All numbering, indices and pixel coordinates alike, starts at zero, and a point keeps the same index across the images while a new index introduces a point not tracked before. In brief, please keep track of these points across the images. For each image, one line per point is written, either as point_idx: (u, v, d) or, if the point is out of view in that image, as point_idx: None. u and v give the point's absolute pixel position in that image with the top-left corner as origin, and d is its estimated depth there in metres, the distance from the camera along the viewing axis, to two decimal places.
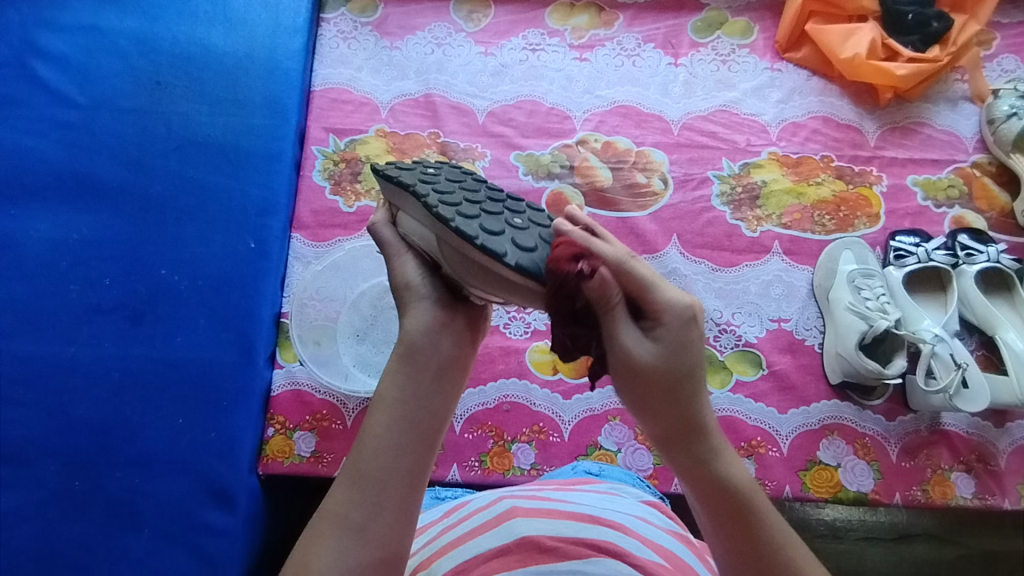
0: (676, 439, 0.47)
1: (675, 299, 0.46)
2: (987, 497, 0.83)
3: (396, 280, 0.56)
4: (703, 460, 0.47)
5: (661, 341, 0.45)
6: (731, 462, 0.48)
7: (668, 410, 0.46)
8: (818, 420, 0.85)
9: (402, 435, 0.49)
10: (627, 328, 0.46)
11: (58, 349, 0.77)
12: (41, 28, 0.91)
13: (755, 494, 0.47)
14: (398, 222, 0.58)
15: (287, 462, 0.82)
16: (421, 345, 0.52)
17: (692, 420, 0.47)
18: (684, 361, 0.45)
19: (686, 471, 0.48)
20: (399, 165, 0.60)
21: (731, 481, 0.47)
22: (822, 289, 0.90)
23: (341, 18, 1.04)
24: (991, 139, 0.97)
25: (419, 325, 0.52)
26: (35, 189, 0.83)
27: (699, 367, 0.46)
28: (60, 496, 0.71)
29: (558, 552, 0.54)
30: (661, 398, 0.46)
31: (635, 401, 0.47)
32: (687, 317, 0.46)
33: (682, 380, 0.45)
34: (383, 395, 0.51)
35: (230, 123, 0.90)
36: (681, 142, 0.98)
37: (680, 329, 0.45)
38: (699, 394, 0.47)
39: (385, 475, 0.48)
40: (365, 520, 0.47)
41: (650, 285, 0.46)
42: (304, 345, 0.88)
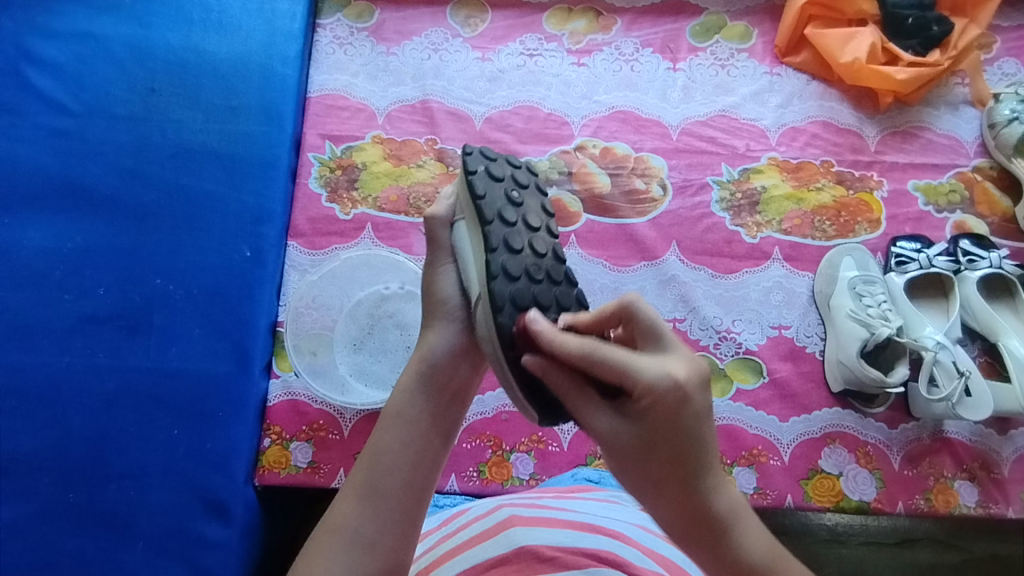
0: (688, 527, 0.48)
1: (664, 376, 0.46)
2: (990, 505, 0.82)
3: (435, 288, 0.60)
4: (718, 541, 0.48)
5: (648, 418, 0.47)
6: (749, 535, 0.48)
7: (674, 492, 0.48)
8: (819, 428, 0.84)
9: (413, 449, 0.54)
10: (601, 406, 0.49)
11: (52, 359, 0.76)
12: (35, 35, 0.90)
13: (778, 565, 0.48)
14: (459, 230, 0.59)
15: (284, 473, 0.81)
16: (439, 364, 0.57)
17: (701, 503, 0.48)
18: (679, 432, 0.46)
19: (706, 557, 0.48)
20: (490, 168, 0.58)
21: (754, 554, 0.48)
22: (823, 296, 0.90)
23: (337, 24, 1.03)
24: (993, 143, 0.96)
25: (439, 346, 0.58)
26: (28, 198, 0.82)
27: (700, 435, 0.47)
28: (53, 508, 0.70)
29: (558, 562, 0.53)
30: (664, 479, 0.47)
31: (639, 487, 0.49)
32: (671, 387, 0.46)
33: (679, 460, 0.47)
34: (396, 412, 0.56)
35: (225, 131, 0.89)
36: (681, 147, 0.97)
37: (670, 407, 0.46)
38: (705, 469, 0.48)
39: (394, 487, 0.52)
40: (375, 535, 0.50)
41: (628, 366, 0.46)
42: (300, 355, 0.87)
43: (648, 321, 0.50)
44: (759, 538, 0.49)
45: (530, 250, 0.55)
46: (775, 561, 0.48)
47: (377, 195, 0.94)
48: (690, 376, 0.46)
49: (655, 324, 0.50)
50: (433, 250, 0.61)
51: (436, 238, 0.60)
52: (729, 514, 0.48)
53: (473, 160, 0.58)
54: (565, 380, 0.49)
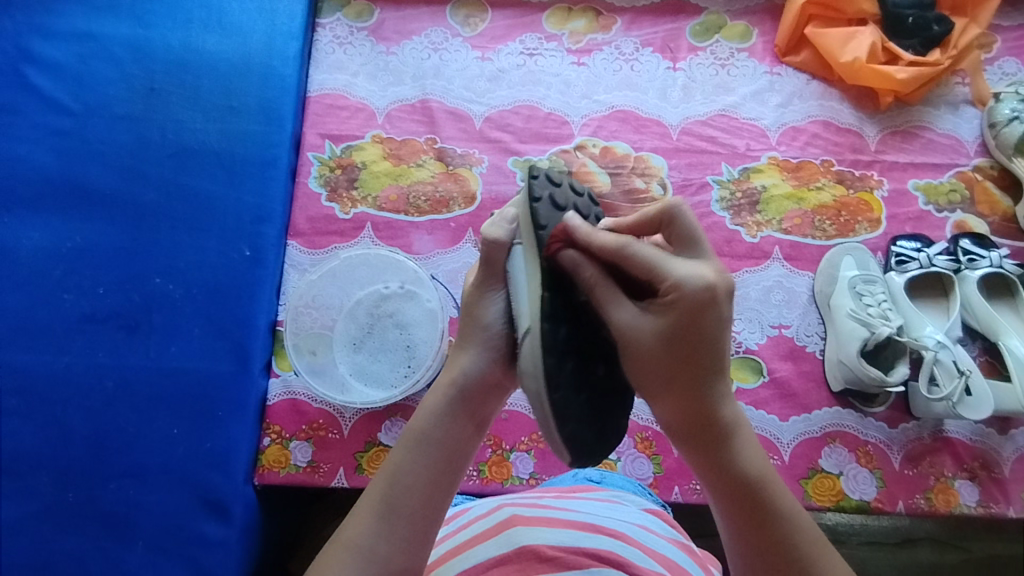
0: (689, 424, 0.50)
1: (693, 279, 0.47)
2: (991, 505, 0.82)
3: (480, 313, 0.56)
4: (715, 440, 0.50)
5: (672, 317, 0.47)
6: (746, 446, 0.50)
7: (682, 390, 0.49)
8: (820, 428, 0.84)
9: (434, 473, 0.52)
10: (624, 303, 0.49)
11: (52, 358, 0.76)
12: (36, 35, 0.90)
13: (770, 478, 0.50)
14: (514, 255, 0.55)
15: (283, 472, 0.81)
16: (468, 386, 0.55)
17: (705, 403, 0.49)
18: (699, 334, 0.47)
19: (699, 454, 0.51)
20: (555, 194, 0.54)
21: (744, 466, 0.50)
22: (823, 295, 0.89)
23: (337, 23, 1.03)
24: (993, 142, 0.96)
25: (472, 366, 0.55)
26: (29, 198, 0.82)
27: (718, 343, 0.48)
28: (53, 508, 0.70)
29: (559, 562, 0.53)
30: (677, 375, 0.49)
31: (647, 381, 0.50)
32: (701, 292, 0.46)
33: (691, 363, 0.48)
34: (421, 432, 0.54)
35: (225, 130, 0.89)
36: (681, 147, 0.97)
37: (695, 309, 0.46)
38: (714, 375, 0.49)
39: (412, 510, 0.50)
40: (387, 553, 0.49)
41: (658, 265, 0.47)
42: (300, 355, 0.87)
43: (688, 224, 0.50)
44: (755, 449, 0.51)
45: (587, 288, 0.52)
46: (765, 477, 0.50)
47: (377, 195, 0.94)
48: (720, 283, 0.47)
49: (694, 232, 0.50)
50: (484, 273, 0.57)
51: (489, 260, 0.56)
52: (728, 420, 0.50)
53: (540, 182, 0.54)
54: (594, 273, 0.50)
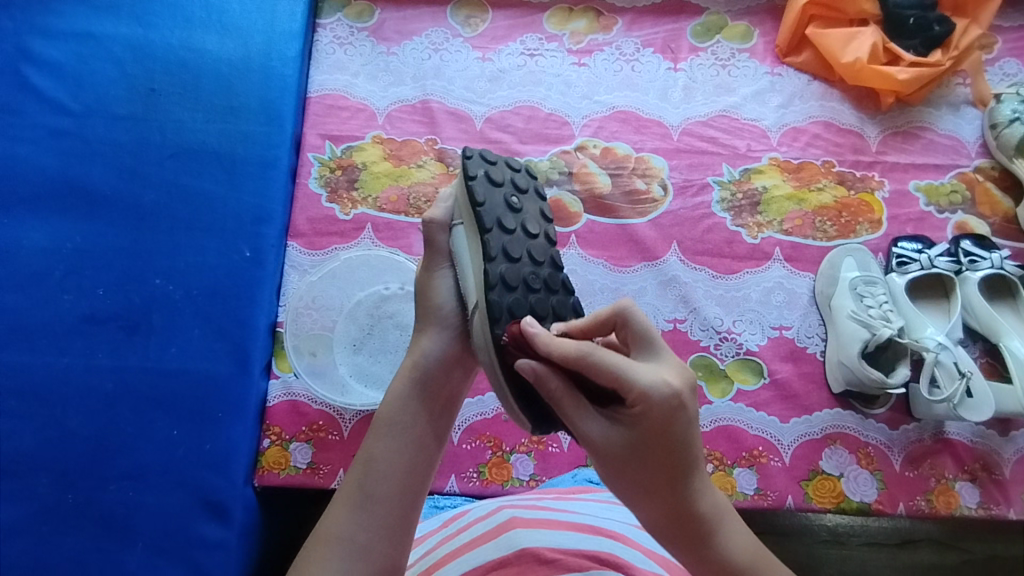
0: (674, 527, 0.48)
1: (658, 383, 0.46)
2: (991, 506, 0.82)
3: (431, 293, 0.62)
4: (704, 541, 0.48)
5: (642, 425, 0.47)
6: (734, 536, 0.49)
7: (664, 494, 0.48)
8: (820, 429, 0.84)
9: (404, 459, 0.56)
10: (592, 415, 0.49)
11: (51, 359, 0.76)
12: (35, 35, 0.90)
13: (762, 565, 0.49)
14: (456, 233, 0.60)
15: (283, 474, 0.81)
16: (430, 370, 0.60)
17: (687, 506, 0.48)
18: (670, 434, 0.47)
19: (690, 558, 0.49)
20: (489, 172, 0.59)
21: (737, 557, 0.48)
22: (824, 296, 0.89)
23: (337, 24, 1.03)
24: (994, 143, 0.96)
25: (432, 351, 0.60)
26: (28, 198, 0.82)
27: (689, 443, 0.47)
28: (53, 509, 0.70)
29: (560, 564, 0.53)
30: (655, 479, 0.48)
31: (628, 489, 0.49)
32: (665, 397, 0.46)
33: (666, 464, 0.47)
34: (389, 422, 0.58)
35: (225, 131, 0.89)
36: (682, 148, 0.97)
37: (663, 417, 0.46)
38: (691, 471, 0.48)
39: (387, 495, 0.54)
40: (367, 538, 0.52)
41: (623, 372, 0.47)
42: (300, 356, 0.87)
43: (642, 327, 0.50)
44: (745, 537, 0.50)
45: (528, 258, 0.57)
46: (757, 562, 0.49)
47: (377, 195, 0.94)
48: (681, 386, 0.47)
49: (649, 333, 0.50)
50: (428, 253, 0.62)
51: (432, 239, 0.62)
52: (713, 515, 0.49)
53: (473, 162, 0.60)
54: (560, 388, 0.49)
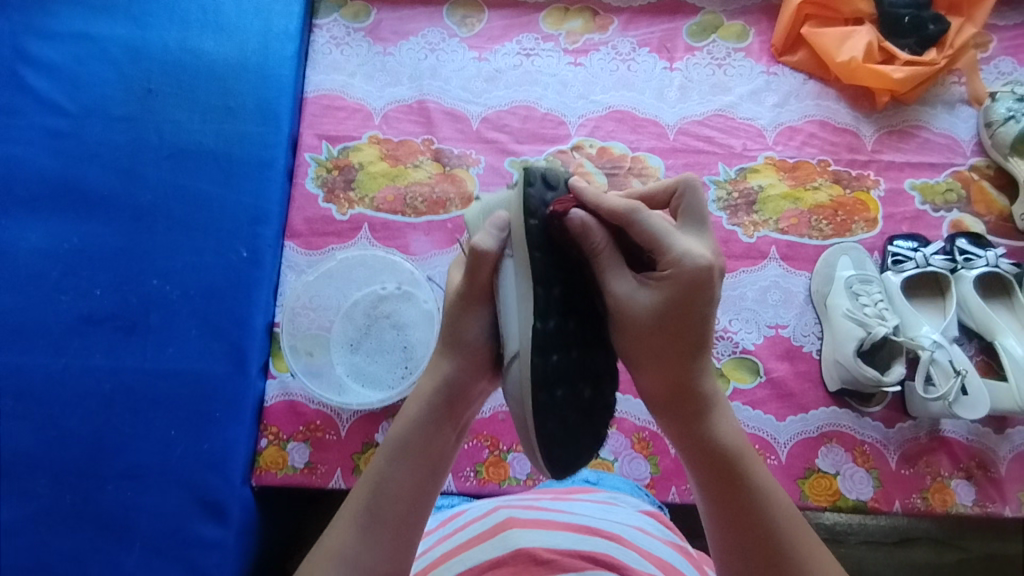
0: (672, 391, 0.53)
1: (693, 254, 0.50)
2: (987, 504, 0.82)
3: (462, 329, 0.56)
4: (694, 413, 0.53)
5: (668, 289, 0.50)
6: (722, 421, 0.53)
7: (672, 360, 0.52)
8: (816, 428, 0.84)
9: (418, 482, 0.53)
10: (624, 276, 0.52)
11: (49, 360, 0.76)
12: (32, 36, 0.90)
13: (747, 455, 0.52)
14: (505, 269, 0.54)
15: (281, 474, 0.81)
16: (449, 395, 0.56)
17: (688, 374, 0.52)
18: (693, 305, 0.50)
19: (676, 421, 0.54)
20: (553, 211, 0.52)
21: (719, 437, 0.52)
22: (820, 295, 0.90)
23: (333, 24, 1.03)
24: (989, 142, 0.96)
25: (452, 376, 0.56)
26: (26, 199, 0.82)
27: (707, 321, 0.51)
28: (51, 509, 0.71)
29: (556, 564, 0.53)
30: (670, 345, 0.52)
31: (638, 349, 0.53)
32: (699, 270, 0.49)
33: (680, 333, 0.51)
34: (403, 442, 0.54)
35: (222, 131, 0.89)
36: (677, 147, 0.97)
37: (692, 288, 0.50)
38: (702, 346, 0.52)
39: (397, 518, 0.52)
40: (371, 562, 0.50)
41: (663, 237, 0.50)
42: (297, 356, 0.87)
43: (698, 203, 0.54)
44: (734, 426, 0.54)
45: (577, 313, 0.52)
46: (738, 451, 0.52)
47: (374, 195, 0.94)
48: (713, 269, 0.51)
49: (700, 211, 0.54)
50: (465, 288, 0.55)
51: (475, 272, 0.54)
52: (708, 392, 0.53)
53: (536, 191, 0.53)
54: (603, 241, 0.51)
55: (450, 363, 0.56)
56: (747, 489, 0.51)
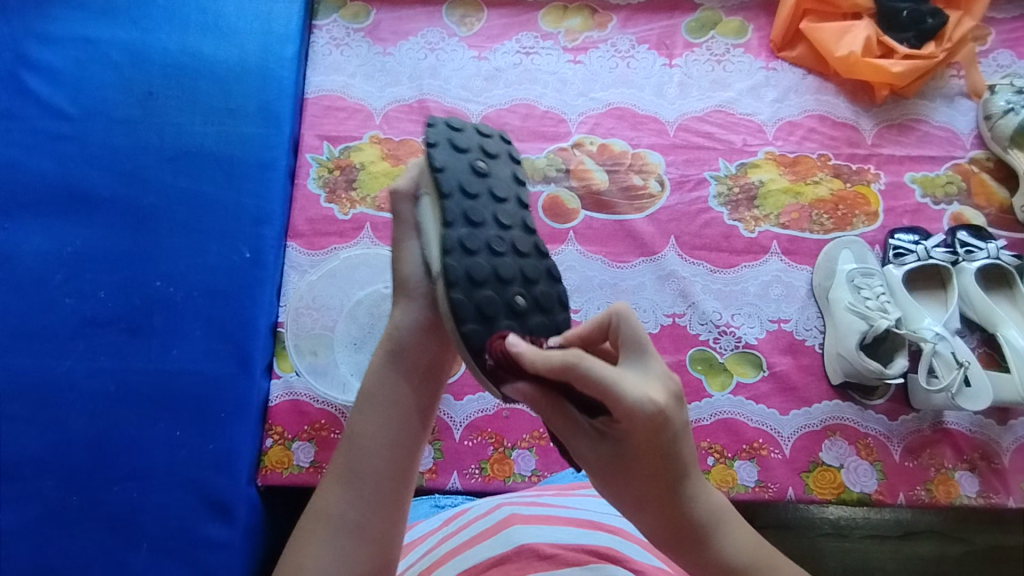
0: (674, 537, 0.46)
1: (644, 396, 0.44)
2: (991, 495, 0.82)
3: (398, 267, 0.57)
4: (701, 549, 0.46)
5: (626, 441, 0.45)
6: (732, 536, 0.46)
7: (661, 503, 0.46)
8: (820, 421, 0.85)
9: (391, 431, 0.54)
10: (580, 425, 0.47)
11: (54, 363, 0.76)
12: (31, 40, 0.90)
13: (765, 563, 0.46)
14: (421, 204, 0.56)
15: (286, 473, 0.82)
16: (404, 341, 0.56)
17: (685, 513, 0.46)
18: (659, 443, 0.44)
19: (692, 564, 0.46)
20: (452, 137, 0.55)
21: (735, 557, 0.46)
22: (822, 288, 0.90)
23: (333, 25, 1.04)
24: (989, 134, 0.97)
25: (402, 321, 0.56)
26: (28, 202, 0.83)
27: (677, 453, 0.45)
28: (57, 511, 0.71)
29: (559, 559, 0.53)
30: (652, 490, 0.45)
31: (620, 499, 0.46)
32: (650, 414, 0.43)
33: (659, 477, 0.45)
34: (371, 394, 0.55)
35: (223, 133, 0.90)
36: (677, 143, 0.98)
37: (649, 433, 0.44)
38: (686, 475, 0.46)
39: (376, 471, 0.52)
40: (359, 517, 0.51)
41: (610, 382, 0.43)
42: (301, 355, 0.87)
43: (632, 332, 0.48)
44: (748, 534, 0.47)
45: (493, 222, 0.53)
46: (758, 563, 0.46)
47: (376, 195, 0.94)
48: (667, 404, 0.44)
49: (640, 337, 0.48)
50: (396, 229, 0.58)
51: (398, 215, 0.57)
52: (708, 518, 0.46)
53: (436, 130, 0.56)
54: (546, 404, 0.47)
55: (398, 309, 0.56)
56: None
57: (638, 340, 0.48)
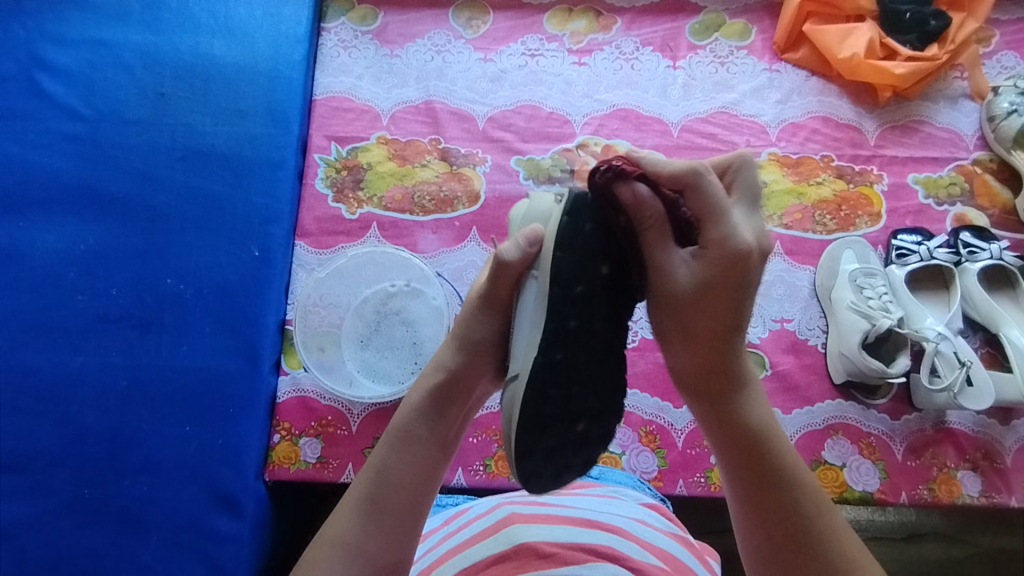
0: (706, 372, 0.53)
1: (741, 234, 0.50)
2: (993, 494, 0.83)
3: (471, 329, 0.59)
4: (728, 396, 0.53)
5: (710, 270, 0.51)
6: (756, 400, 0.54)
7: (715, 331, 0.52)
8: (822, 420, 0.85)
9: (419, 470, 0.56)
10: (670, 249, 0.52)
11: (67, 358, 0.78)
12: (46, 42, 0.92)
13: (775, 430, 0.53)
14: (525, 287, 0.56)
15: (293, 469, 0.83)
16: (450, 385, 0.59)
17: (724, 358, 0.53)
18: (740, 279, 0.51)
19: (709, 406, 0.54)
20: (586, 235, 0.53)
21: (751, 415, 0.53)
22: (824, 288, 0.90)
23: (341, 27, 1.05)
24: (992, 136, 0.97)
25: (455, 369, 0.59)
26: (42, 201, 0.84)
27: (749, 300, 0.52)
28: (70, 503, 0.73)
29: (557, 559, 0.54)
30: (718, 320, 0.52)
31: (677, 321, 0.53)
32: (745, 251, 0.50)
33: (725, 312, 0.51)
34: (405, 430, 0.57)
35: (233, 133, 0.91)
36: (681, 144, 0.99)
37: (735, 265, 0.50)
38: (741, 327, 0.52)
39: (397, 506, 0.54)
40: (376, 547, 0.53)
41: (721, 207, 0.50)
42: (309, 352, 0.88)
43: (750, 181, 0.54)
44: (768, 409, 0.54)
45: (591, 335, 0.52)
46: (768, 426, 0.53)
47: (382, 195, 0.95)
48: (762, 249, 0.51)
49: (756, 189, 0.54)
50: (487, 295, 0.58)
51: (496, 280, 0.57)
52: (742, 374, 0.54)
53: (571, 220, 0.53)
54: (654, 211, 0.51)
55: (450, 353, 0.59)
56: (777, 467, 0.51)
57: (750, 191, 0.53)
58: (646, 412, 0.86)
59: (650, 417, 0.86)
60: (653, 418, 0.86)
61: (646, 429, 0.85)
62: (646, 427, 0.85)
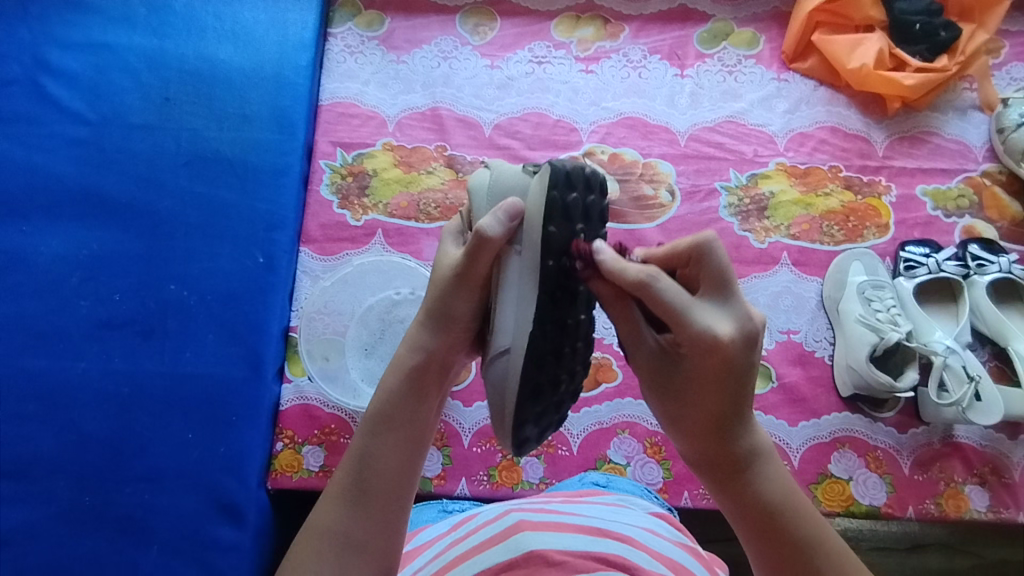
0: (709, 461, 0.50)
1: (710, 328, 0.47)
2: (1001, 509, 0.82)
3: (448, 305, 0.55)
4: (742, 485, 0.49)
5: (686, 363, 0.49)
6: (772, 479, 0.48)
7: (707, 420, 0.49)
8: (829, 433, 0.85)
9: (402, 453, 0.53)
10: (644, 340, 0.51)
11: (69, 364, 0.77)
12: (52, 46, 0.91)
13: (798, 509, 0.48)
14: (507, 260, 0.53)
15: (296, 477, 0.82)
16: (427, 364, 0.55)
17: (727, 447, 0.49)
18: (722, 367, 0.47)
19: (723, 492, 0.50)
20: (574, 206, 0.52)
21: (769, 495, 0.48)
22: (832, 300, 0.90)
23: (348, 33, 1.04)
24: (1001, 148, 0.96)
25: (433, 348, 0.55)
26: (46, 206, 0.84)
27: (738, 390, 0.48)
28: (70, 512, 0.72)
29: (567, 566, 0.53)
30: (707, 410, 0.49)
31: (671, 414, 0.51)
32: (711, 344, 0.46)
33: (712, 403, 0.48)
34: (385, 414, 0.54)
35: (239, 139, 0.90)
36: (688, 153, 0.98)
37: (708, 360, 0.47)
38: (738, 414, 0.48)
39: (383, 493, 0.51)
40: (364, 536, 0.50)
41: (683, 309, 0.47)
42: (313, 360, 0.88)
43: (718, 263, 0.48)
44: (794, 484, 0.49)
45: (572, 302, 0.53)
46: (790, 507, 0.48)
47: (388, 202, 0.95)
48: (737, 337, 0.47)
49: (725, 268, 0.48)
50: (461, 270, 0.54)
51: (475, 259, 0.52)
52: (753, 455, 0.49)
53: (559, 192, 0.52)
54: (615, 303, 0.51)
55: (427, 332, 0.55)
56: (802, 551, 0.46)
57: (722, 271, 0.48)
58: (651, 424, 0.86)
59: (655, 429, 0.86)
60: (658, 430, 0.86)
61: (652, 440, 0.85)
62: (651, 438, 0.85)
